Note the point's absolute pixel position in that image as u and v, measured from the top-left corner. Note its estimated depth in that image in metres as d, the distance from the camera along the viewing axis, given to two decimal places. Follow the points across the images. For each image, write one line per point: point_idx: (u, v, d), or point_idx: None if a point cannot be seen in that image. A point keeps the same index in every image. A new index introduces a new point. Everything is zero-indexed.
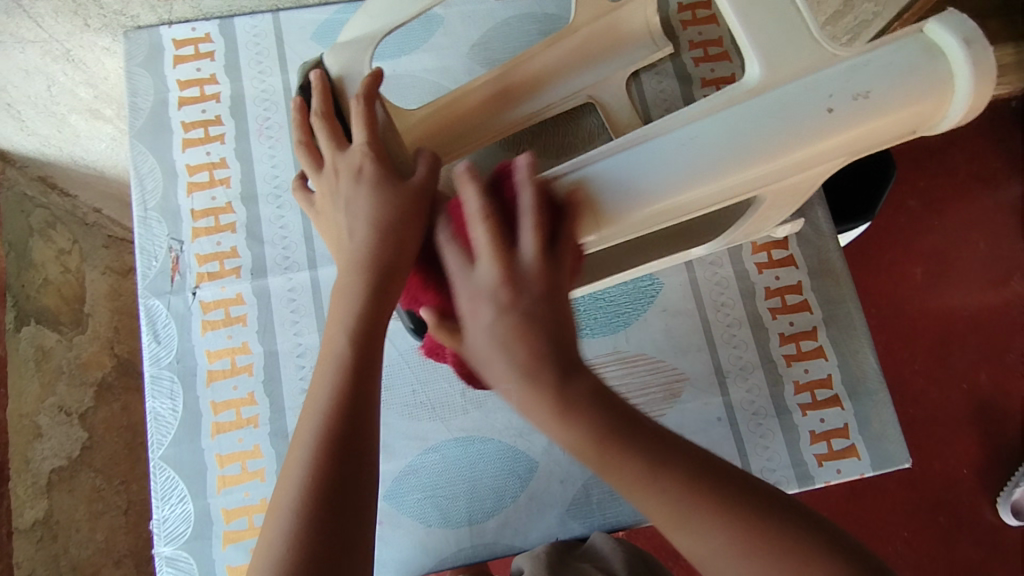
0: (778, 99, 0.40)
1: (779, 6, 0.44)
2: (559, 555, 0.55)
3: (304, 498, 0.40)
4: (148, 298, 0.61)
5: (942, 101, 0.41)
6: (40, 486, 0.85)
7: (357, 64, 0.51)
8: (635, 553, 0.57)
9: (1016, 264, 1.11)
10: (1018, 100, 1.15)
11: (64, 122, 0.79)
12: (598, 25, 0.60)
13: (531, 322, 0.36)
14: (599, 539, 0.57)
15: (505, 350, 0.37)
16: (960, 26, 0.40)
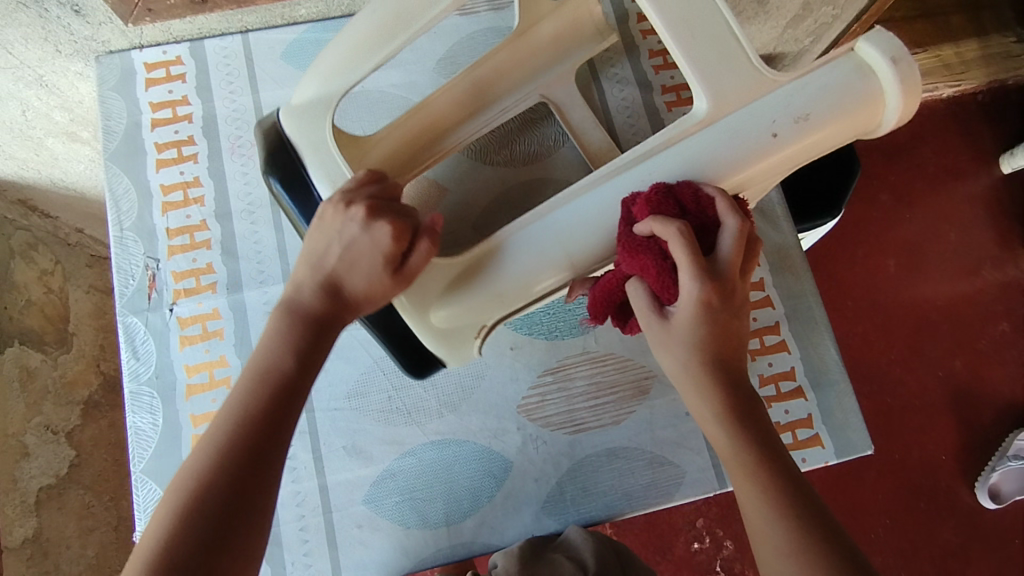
0: (723, 129, 0.46)
1: (708, 29, 0.46)
2: (533, 546, 0.57)
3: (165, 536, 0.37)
4: (126, 316, 0.63)
5: (877, 111, 0.46)
6: (29, 504, 0.87)
7: (313, 134, 0.51)
8: (609, 546, 0.58)
9: (985, 252, 1.14)
10: (982, 94, 1.18)
11: (41, 145, 0.81)
12: (553, 23, 0.62)
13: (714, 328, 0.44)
14: (573, 531, 0.58)
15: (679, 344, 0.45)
16: (886, 43, 0.45)
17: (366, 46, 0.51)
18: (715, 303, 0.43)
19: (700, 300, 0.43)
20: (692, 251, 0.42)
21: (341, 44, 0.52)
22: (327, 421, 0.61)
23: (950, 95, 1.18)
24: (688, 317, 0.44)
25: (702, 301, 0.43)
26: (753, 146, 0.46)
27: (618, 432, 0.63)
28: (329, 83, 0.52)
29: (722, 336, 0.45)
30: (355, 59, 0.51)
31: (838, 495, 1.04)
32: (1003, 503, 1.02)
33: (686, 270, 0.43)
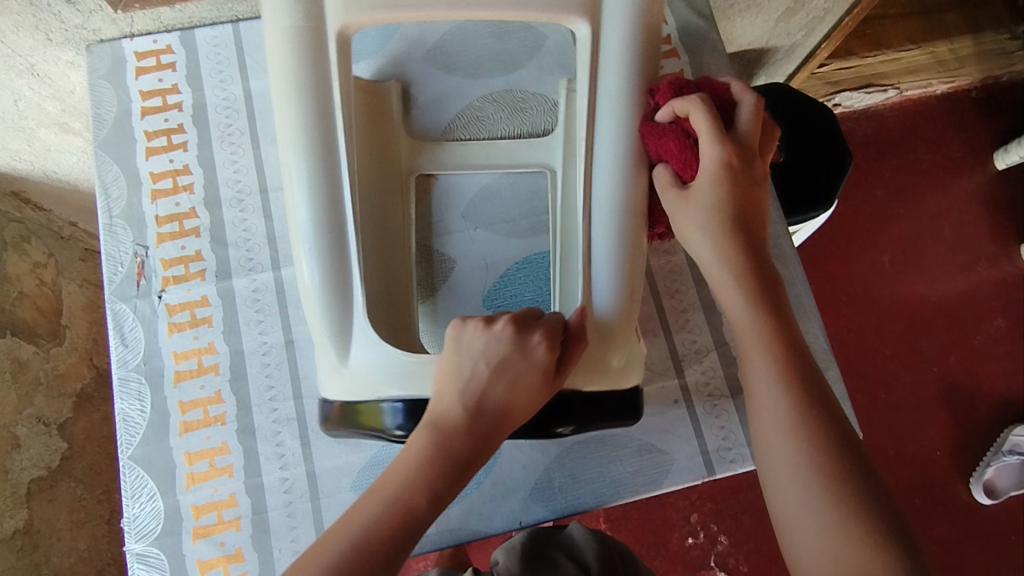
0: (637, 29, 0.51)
1: None
2: (536, 540, 0.58)
3: (362, 540, 0.43)
4: (115, 303, 0.63)
5: None
6: (19, 497, 0.86)
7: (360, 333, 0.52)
8: (611, 546, 0.59)
9: (980, 248, 1.14)
10: (976, 90, 1.19)
11: (33, 135, 0.81)
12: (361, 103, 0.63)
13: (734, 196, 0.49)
14: (576, 530, 0.59)
15: (704, 205, 0.49)
16: None
17: (329, 206, 0.51)
18: (734, 163, 0.49)
19: (722, 162, 0.49)
20: (713, 118, 0.49)
21: (301, 221, 0.52)
22: (315, 409, 0.61)
23: (944, 91, 1.18)
24: (711, 175, 0.49)
25: (723, 161, 0.49)
26: (641, 66, 0.52)
27: None
28: (329, 263, 0.52)
29: (748, 221, 0.49)
30: (323, 220, 0.51)
31: None
32: (998, 499, 1.02)
33: (709, 136, 0.49)
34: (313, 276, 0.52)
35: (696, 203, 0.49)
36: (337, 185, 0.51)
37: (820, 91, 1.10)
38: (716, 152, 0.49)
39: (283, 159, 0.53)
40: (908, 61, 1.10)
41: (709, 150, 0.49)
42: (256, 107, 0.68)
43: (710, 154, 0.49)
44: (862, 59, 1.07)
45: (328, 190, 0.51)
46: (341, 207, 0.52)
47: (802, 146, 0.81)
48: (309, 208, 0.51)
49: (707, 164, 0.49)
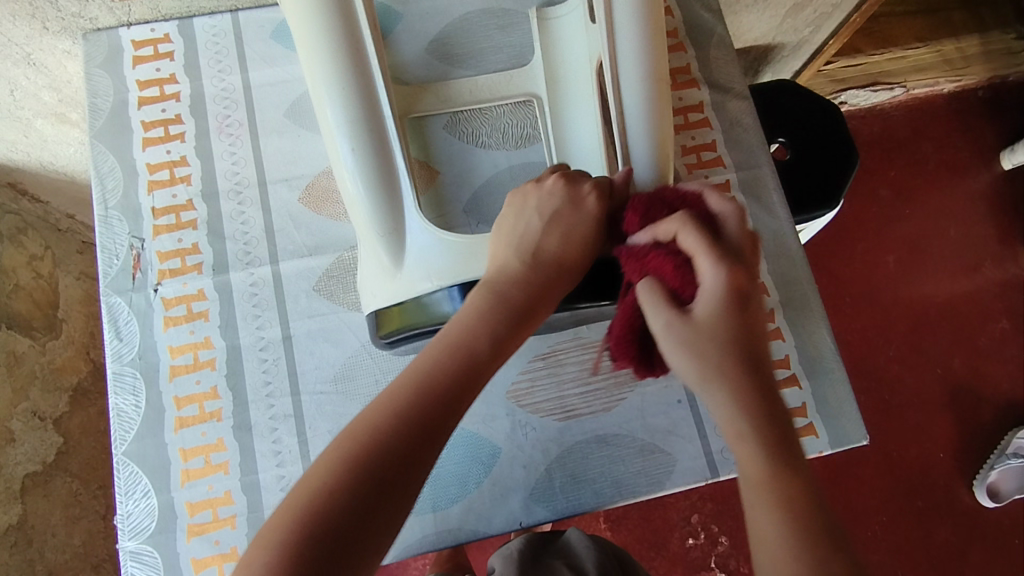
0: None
1: None
2: (534, 549, 0.59)
3: (338, 483, 0.39)
4: (110, 296, 0.62)
5: None
6: (14, 491, 0.85)
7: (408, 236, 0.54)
8: (610, 551, 0.60)
9: (985, 249, 1.13)
10: (982, 90, 1.17)
11: (29, 126, 0.80)
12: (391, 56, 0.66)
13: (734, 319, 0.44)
14: (573, 535, 0.61)
15: (701, 338, 0.44)
16: None
17: (365, 110, 0.52)
18: (736, 289, 0.44)
19: (723, 294, 0.43)
20: (704, 238, 0.44)
21: (334, 128, 0.53)
22: (312, 406, 0.59)
23: (950, 90, 1.17)
24: (712, 308, 0.43)
25: (725, 293, 0.43)
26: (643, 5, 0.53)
27: (608, 419, 0.62)
28: (373, 164, 0.52)
29: (746, 345, 0.44)
30: (357, 126, 0.52)
31: (833, 490, 1.03)
32: (1002, 502, 1.01)
33: (702, 255, 0.44)
34: (357, 176, 0.53)
35: (694, 342, 0.44)
36: (371, 92, 0.53)
37: (827, 88, 1.09)
38: (715, 282, 0.43)
39: (308, 80, 0.54)
40: (915, 60, 1.09)
41: (707, 279, 0.44)
42: (255, 97, 0.67)
43: (707, 281, 0.44)
44: (870, 57, 1.06)
45: (362, 101, 0.52)
46: (379, 113, 0.53)
47: (806, 145, 0.80)
48: (341, 116, 0.52)
49: (703, 293, 0.44)
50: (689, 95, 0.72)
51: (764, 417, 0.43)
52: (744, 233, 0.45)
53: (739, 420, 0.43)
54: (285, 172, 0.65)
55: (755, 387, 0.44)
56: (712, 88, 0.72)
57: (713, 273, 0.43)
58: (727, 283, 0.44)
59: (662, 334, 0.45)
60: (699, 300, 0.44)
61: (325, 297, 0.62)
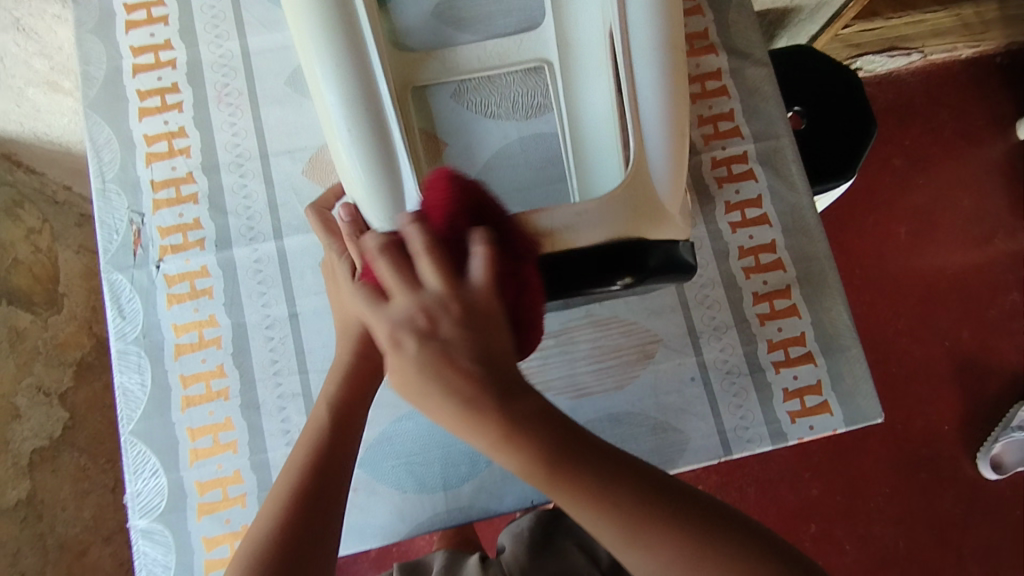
0: None
1: None
2: (544, 528, 0.58)
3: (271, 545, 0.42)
4: (111, 272, 0.60)
5: None
6: (22, 466, 0.85)
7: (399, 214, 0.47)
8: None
9: (999, 220, 1.10)
10: (1001, 56, 1.14)
11: (22, 94, 0.77)
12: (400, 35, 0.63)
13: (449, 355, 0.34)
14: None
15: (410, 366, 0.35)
16: None
17: (365, 93, 0.48)
18: (467, 311, 0.35)
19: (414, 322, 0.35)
20: (489, 253, 0.37)
21: (331, 110, 0.48)
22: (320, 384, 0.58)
23: (968, 56, 1.13)
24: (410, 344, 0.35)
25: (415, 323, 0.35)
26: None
27: (620, 397, 0.61)
28: (374, 149, 0.48)
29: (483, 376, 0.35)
30: (356, 110, 0.48)
31: (837, 463, 1.04)
32: (1005, 474, 1.01)
33: (479, 256, 0.36)
34: (355, 162, 0.48)
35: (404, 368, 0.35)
36: (369, 74, 0.48)
37: (843, 54, 1.06)
38: (407, 306, 0.35)
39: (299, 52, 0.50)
40: (932, 23, 1.05)
41: (403, 303, 0.35)
42: (253, 64, 0.64)
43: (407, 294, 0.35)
44: (887, 20, 1.02)
45: (360, 82, 0.48)
46: (379, 100, 0.48)
47: (822, 115, 0.77)
48: (338, 98, 0.48)
49: (396, 301, 0.36)
50: (707, 62, 0.69)
51: (555, 440, 0.37)
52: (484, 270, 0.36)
53: (523, 465, 0.36)
54: (288, 144, 0.63)
55: (523, 406, 0.36)
56: (730, 55, 0.69)
57: (478, 274, 0.36)
58: (463, 297, 0.35)
59: (380, 340, 0.37)
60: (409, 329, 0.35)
61: None
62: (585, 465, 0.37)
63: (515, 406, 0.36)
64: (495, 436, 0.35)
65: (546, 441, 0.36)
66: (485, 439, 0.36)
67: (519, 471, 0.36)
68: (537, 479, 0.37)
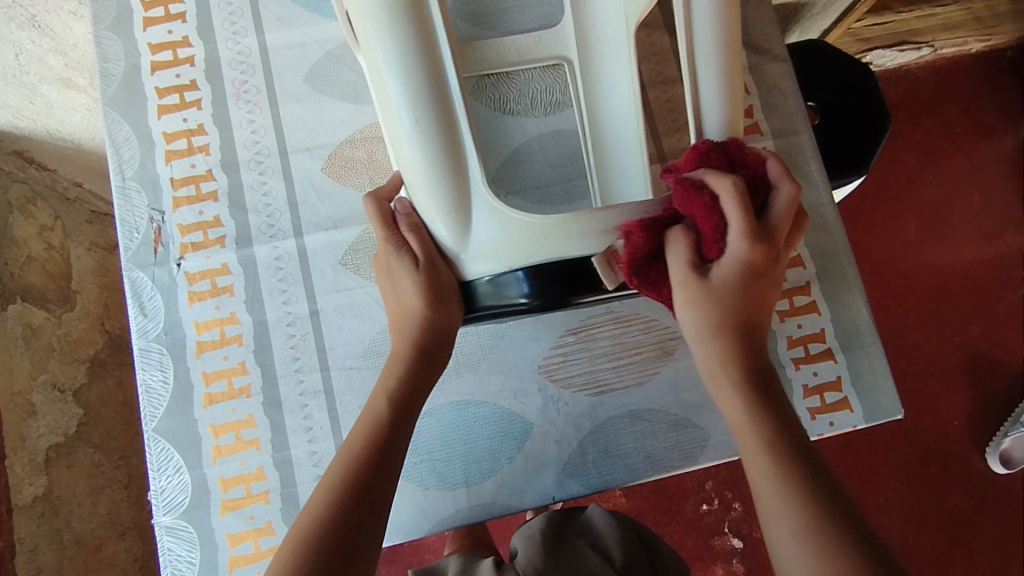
0: None
1: None
2: (555, 531, 0.58)
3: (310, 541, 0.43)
4: (132, 270, 0.60)
5: None
6: (38, 463, 0.84)
7: (456, 201, 0.46)
8: (633, 532, 0.58)
9: (1008, 215, 1.10)
10: (1012, 50, 1.13)
11: (35, 91, 0.77)
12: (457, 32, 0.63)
13: (744, 294, 0.46)
14: (595, 514, 0.59)
15: (698, 307, 0.46)
16: None
17: (429, 76, 0.44)
18: (760, 262, 0.45)
19: (746, 265, 0.45)
20: (744, 207, 0.44)
21: (391, 94, 0.45)
22: (341, 381, 0.59)
23: (979, 51, 1.13)
24: (733, 283, 0.46)
25: (748, 266, 0.45)
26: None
27: (641, 394, 0.61)
28: (436, 138, 0.45)
29: (748, 323, 0.47)
30: (418, 94, 0.45)
31: (848, 458, 1.04)
32: (1014, 468, 1.01)
33: (732, 202, 0.44)
34: (416, 149, 0.46)
35: (711, 307, 0.46)
36: (435, 55, 0.45)
37: (854, 48, 1.05)
38: (739, 253, 0.45)
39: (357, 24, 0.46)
40: (943, 18, 1.03)
41: (733, 252, 0.45)
42: (271, 61, 0.64)
43: (738, 245, 0.45)
44: (898, 15, 0.98)
45: (424, 65, 0.45)
46: (445, 83, 0.45)
47: (837, 109, 0.77)
48: (399, 80, 0.45)
49: (728, 259, 0.45)
50: None
51: (783, 420, 0.45)
52: (786, 209, 0.46)
53: (763, 435, 0.45)
54: (306, 141, 0.63)
55: (767, 386, 0.47)
56: (749, 50, 0.69)
57: (738, 234, 0.44)
58: (756, 249, 0.45)
59: (682, 300, 0.47)
60: (722, 275, 0.46)
61: (351, 271, 0.60)
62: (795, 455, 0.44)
63: (760, 368, 0.47)
64: (750, 392, 0.46)
65: (777, 417, 0.46)
66: (738, 394, 0.47)
67: (755, 440, 0.45)
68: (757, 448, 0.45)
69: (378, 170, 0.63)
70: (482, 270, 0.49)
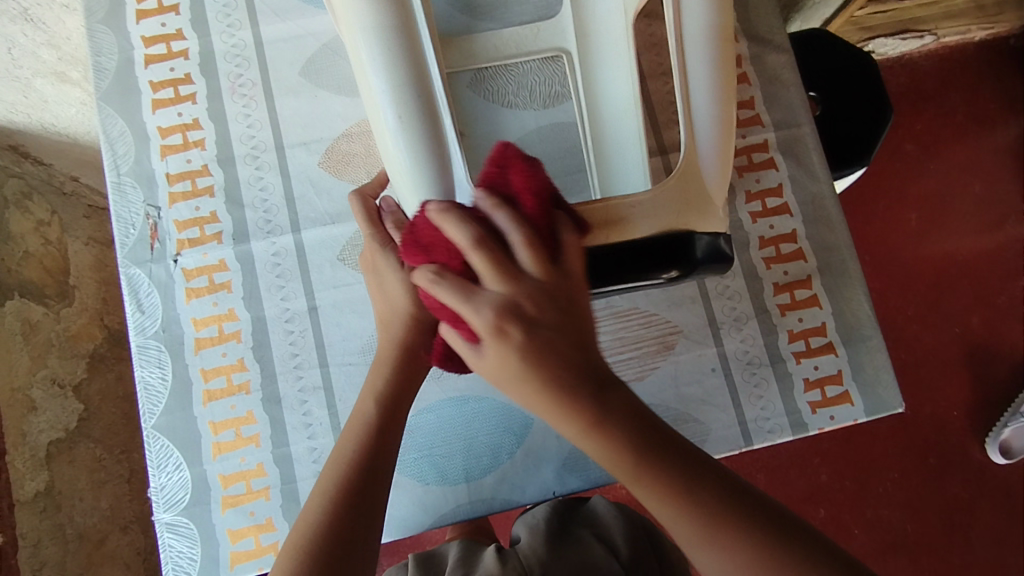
0: None
1: None
2: (560, 518, 0.57)
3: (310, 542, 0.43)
4: (129, 267, 0.60)
5: None
6: (40, 458, 0.84)
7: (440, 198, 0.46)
8: (640, 526, 0.57)
9: (1010, 205, 1.10)
10: (1015, 37, 1.12)
11: (29, 85, 0.76)
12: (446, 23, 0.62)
13: (545, 348, 0.35)
14: (601, 507, 0.58)
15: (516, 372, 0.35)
16: None
17: (412, 70, 0.44)
18: (540, 317, 0.35)
19: (495, 328, 0.34)
20: (537, 252, 0.35)
21: (374, 89, 0.45)
22: (341, 377, 0.58)
23: (983, 39, 1.11)
24: (511, 355, 0.35)
25: (496, 327, 0.34)
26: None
27: (641, 388, 0.61)
28: (421, 132, 0.44)
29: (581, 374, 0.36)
30: (404, 88, 0.44)
31: (848, 449, 1.04)
32: (1013, 458, 1.01)
33: (522, 247, 0.35)
34: (401, 145, 0.45)
35: (507, 361, 0.35)
36: (418, 48, 0.44)
37: (855, 36, 1.04)
38: (483, 318, 0.34)
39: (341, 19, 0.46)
40: (947, 6, 1.02)
41: (477, 316, 0.35)
42: (266, 55, 0.63)
43: (490, 296, 0.35)
44: (901, 3, 0.98)
45: (407, 59, 0.44)
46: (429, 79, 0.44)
47: (839, 97, 0.76)
48: (381, 75, 0.44)
49: (479, 298, 0.35)
50: None
51: (637, 427, 0.37)
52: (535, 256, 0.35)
53: (610, 452, 0.37)
54: (303, 135, 0.62)
55: (613, 395, 0.37)
56: (752, 41, 0.68)
57: (529, 267, 0.35)
58: (541, 294, 0.35)
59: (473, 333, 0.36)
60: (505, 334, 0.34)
61: (350, 267, 0.60)
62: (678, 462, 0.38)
63: (607, 400, 0.36)
64: (589, 419, 0.36)
65: (635, 421, 0.37)
66: (571, 426, 0.36)
67: (610, 458, 0.37)
68: (622, 468, 0.37)
69: (376, 164, 0.62)
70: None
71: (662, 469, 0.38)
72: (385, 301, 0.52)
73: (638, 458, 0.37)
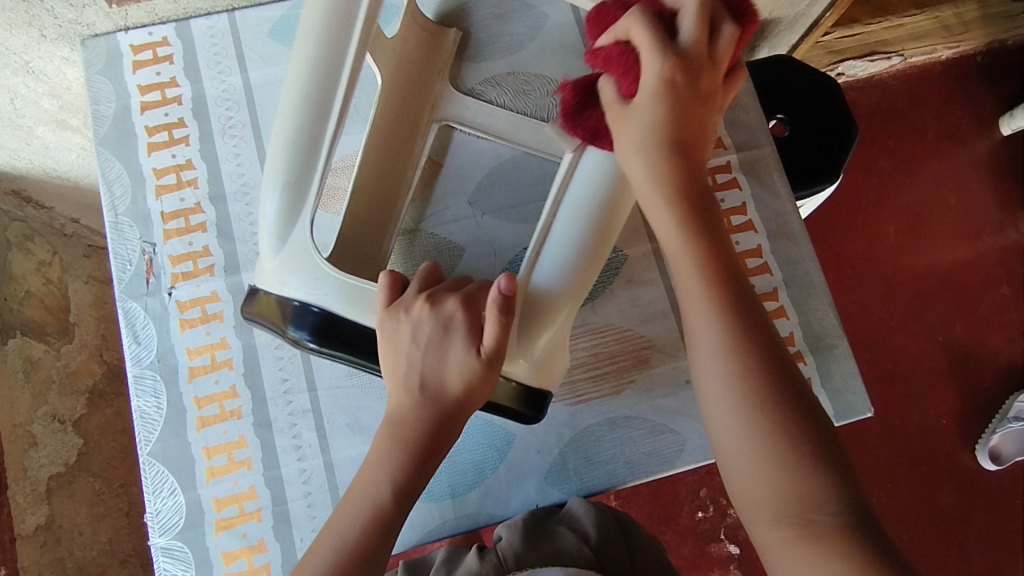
0: None
1: None
2: (537, 517, 0.58)
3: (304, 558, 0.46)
4: (126, 301, 0.63)
5: None
6: (40, 493, 0.86)
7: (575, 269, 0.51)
8: (610, 515, 0.59)
9: (985, 216, 1.13)
10: (981, 55, 1.16)
11: (31, 133, 0.80)
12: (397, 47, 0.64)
13: (681, 110, 0.47)
14: (576, 504, 0.59)
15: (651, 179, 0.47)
16: None
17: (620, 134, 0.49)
18: (679, 80, 0.46)
19: (663, 80, 0.46)
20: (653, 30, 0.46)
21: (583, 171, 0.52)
22: (329, 400, 0.61)
23: (949, 57, 1.16)
24: (657, 102, 0.47)
25: (665, 80, 0.46)
26: None
27: (618, 402, 0.63)
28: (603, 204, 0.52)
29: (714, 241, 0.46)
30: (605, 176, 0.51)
31: None
32: (1003, 464, 1.03)
33: (651, 51, 0.46)
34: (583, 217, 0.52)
35: (630, 128, 0.48)
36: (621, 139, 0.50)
37: (824, 61, 1.09)
38: (654, 72, 0.46)
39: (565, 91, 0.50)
40: (912, 27, 1.09)
41: (647, 81, 0.47)
42: (257, 97, 0.67)
43: (650, 59, 0.47)
44: (866, 27, 1.06)
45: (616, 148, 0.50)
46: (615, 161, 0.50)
47: (806, 122, 0.80)
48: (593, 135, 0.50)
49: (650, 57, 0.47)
50: None
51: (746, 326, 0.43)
52: (693, 23, 0.46)
53: (721, 317, 0.43)
54: None
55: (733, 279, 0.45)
56: None
57: (663, 67, 0.46)
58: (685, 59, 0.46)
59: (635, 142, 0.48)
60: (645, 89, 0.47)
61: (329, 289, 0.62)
62: (783, 399, 0.41)
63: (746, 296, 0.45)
64: (726, 289, 0.44)
65: (759, 332, 0.43)
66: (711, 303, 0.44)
67: (736, 368, 0.42)
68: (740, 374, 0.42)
69: None
70: (296, 291, 0.48)
71: (763, 390, 0.41)
72: (437, 373, 0.48)
73: (741, 338, 0.42)
